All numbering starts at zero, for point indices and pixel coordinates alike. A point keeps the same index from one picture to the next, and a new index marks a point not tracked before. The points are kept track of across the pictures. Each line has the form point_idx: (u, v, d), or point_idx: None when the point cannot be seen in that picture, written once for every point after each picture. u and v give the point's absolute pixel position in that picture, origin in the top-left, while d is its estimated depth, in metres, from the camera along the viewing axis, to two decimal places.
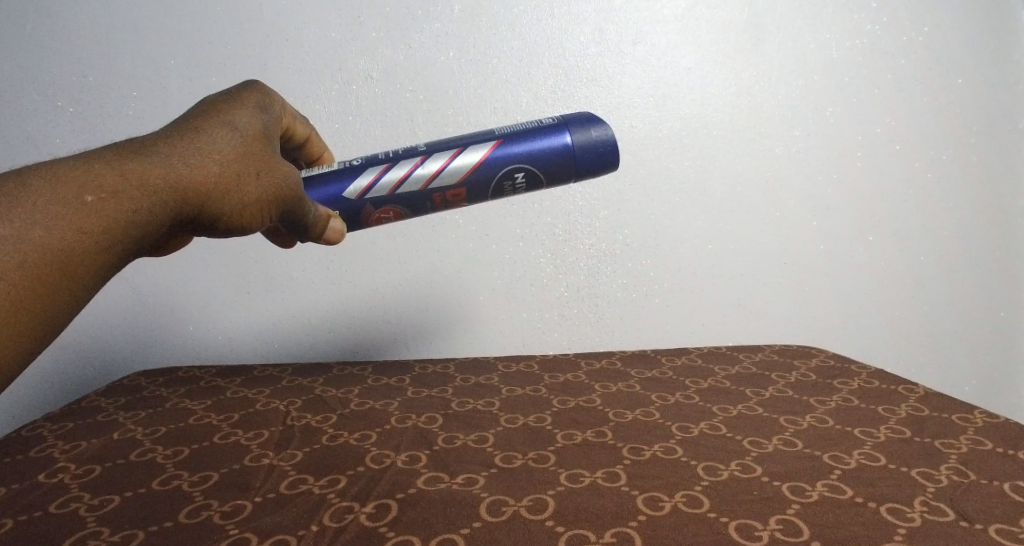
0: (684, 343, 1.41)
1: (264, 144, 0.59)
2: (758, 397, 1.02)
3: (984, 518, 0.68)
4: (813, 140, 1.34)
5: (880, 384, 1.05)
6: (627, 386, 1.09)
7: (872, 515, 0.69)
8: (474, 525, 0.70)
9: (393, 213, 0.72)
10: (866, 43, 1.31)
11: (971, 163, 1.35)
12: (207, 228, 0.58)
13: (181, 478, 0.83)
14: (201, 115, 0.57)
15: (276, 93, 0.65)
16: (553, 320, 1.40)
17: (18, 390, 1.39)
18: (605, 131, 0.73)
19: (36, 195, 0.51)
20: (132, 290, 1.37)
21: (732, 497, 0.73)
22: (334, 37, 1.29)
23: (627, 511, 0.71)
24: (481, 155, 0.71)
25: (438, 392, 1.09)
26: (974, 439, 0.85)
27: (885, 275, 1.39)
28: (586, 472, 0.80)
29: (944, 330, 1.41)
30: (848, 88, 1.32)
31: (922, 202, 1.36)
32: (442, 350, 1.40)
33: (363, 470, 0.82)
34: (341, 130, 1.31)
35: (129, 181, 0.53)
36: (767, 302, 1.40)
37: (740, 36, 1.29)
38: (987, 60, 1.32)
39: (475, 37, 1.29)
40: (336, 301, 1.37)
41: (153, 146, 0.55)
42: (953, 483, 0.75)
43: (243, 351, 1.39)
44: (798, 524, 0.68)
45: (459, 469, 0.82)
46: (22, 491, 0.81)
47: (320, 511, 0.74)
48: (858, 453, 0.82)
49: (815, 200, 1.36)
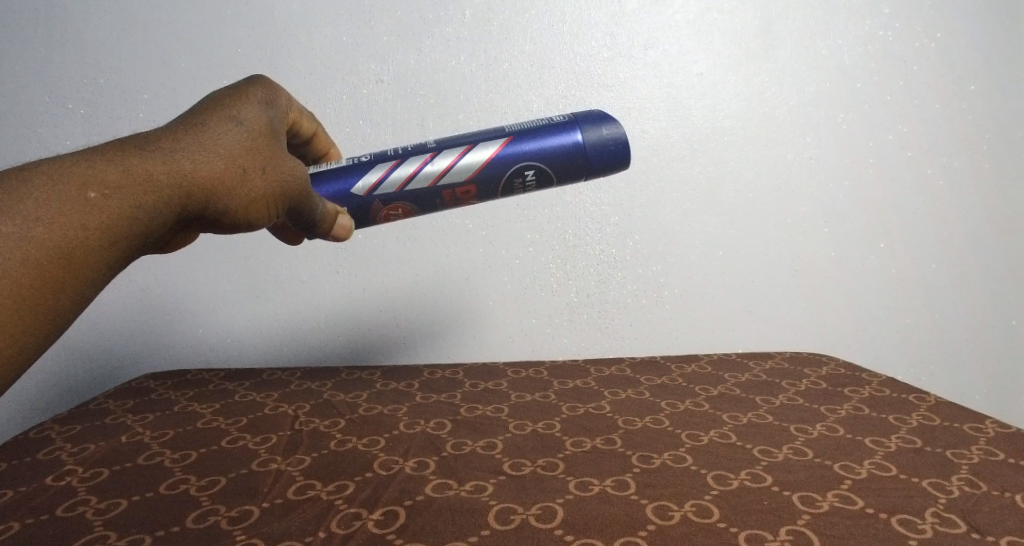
0: (693, 349, 1.41)
1: (270, 138, 0.58)
2: (769, 405, 1.02)
3: (996, 530, 0.68)
4: (826, 148, 1.33)
5: (891, 393, 1.04)
6: (638, 393, 1.09)
7: (884, 526, 0.68)
8: (483, 533, 0.70)
9: (402, 210, 0.72)
10: (878, 49, 1.30)
11: (983, 171, 1.34)
12: (213, 224, 0.57)
13: (189, 482, 0.83)
14: (205, 110, 0.56)
15: (282, 90, 0.63)
16: (563, 327, 1.39)
17: (23, 393, 1.39)
18: (616, 129, 0.72)
19: (35, 191, 0.49)
20: (139, 291, 1.37)
21: (743, 507, 0.72)
22: (345, 41, 1.29)
23: (637, 520, 0.70)
24: (492, 151, 0.70)
25: (446, 398, 1.09)
26: (985, 450, 0.84)
27: (896, 281, 1.38)
28: (596, 480, 0.79)
29: (955, 339, 1.40)
30: (860, 95, 1.31)
31: (932, 209, 1.35)
32: (449, 354, 1.39)
33: (371, 477, 0.82)
34: (353, 133, 1.31)
35: (133, 177, 0.52)
36: (778, 309, 1.39)
37: (752, 41, 1.29)
38: (1000, 67, 1.31)
39: (486, 41, 1.28)
40: (344, 303, 1.37)
41: (157, 141, 0.54)
42: (965, 494, 0.74)
43: (249, 351, 1.39)
44: (809, 536, 0.67)
45: (467, 476, 0.81)
46: (28, 495, 0.81)
47: (328, 518, 0.73)
48: (869, 463, 0.81)
49: (826, 206, 1.35)
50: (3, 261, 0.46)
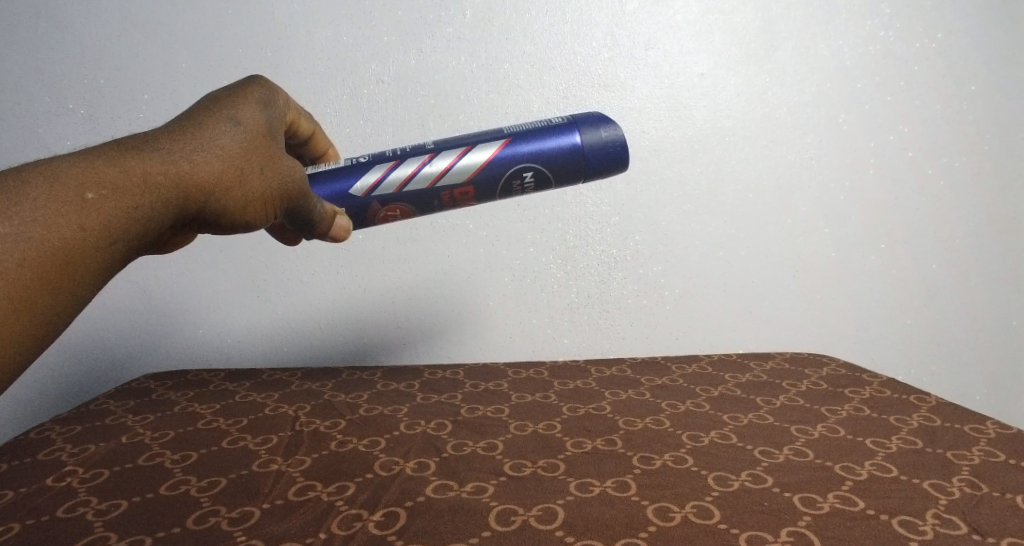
0: (693, 349, 1.41)
1: (268, 139, 0.58)
2: (770, 406, 1.02)
3: (997, 531, 0.67)
4: (826, 148, 1.33)
5: (892, 394, 1.04)
6: (638, 393, 1.09)
7: (885, 528, 0.68)
8: (483, 534, 0.70)
9: (400, 211, 0.72)
10: (879, 49, 1.29)
11: (984, 171, 1.34)
12: (211, 225, 0.57)
13: (189, 483, 0.83)
14: (202, 111, 0.56)
15: (280, 90, 0.63)
16: (564, 327, 1.39)
17: (23, 393, 1.39)
18: (615, 131, 0.72)
19: (33, 192, 0.48)
20: (140, 291, 1.37)
21: (743, 508, 0.72)
22: (345, 41, 1.29)
23: (638, 522, 0.70)
24: (491, 153, 0.70)
25: (446, 398, 1.09)
26: (986, 451, 0.84)
27: (897, 282, 1.38)
28: (596, 481, 0.79)
29: (956, 339, 1.40)
30: (861, 95, 1.31)
31: (932, 209, 1.35)
32: (449, 354, 1.39)
33: (371, 478, 0.82)
34: (353, 133, 1.31)
35: (132, 177, 0.52)
36: (778, 309, 1.39)
37: (752, 41, 1.29)
38: (1000, 67, 1.31)
39: (486, 42, 1.28)
40: (343, 303, 1.37)
41: (155, 142, 0.53)
42: (966, 496, 0.74)
43: (249, 352, 1.39)
44: (810, 537, 0.67)
45: (468, 477, 0.81)
46: (28, 496, 0.81)
47: (329, 519, 0.73)
48: (870, 465, 0.81)
49: (827, 207, 1.35)
50: (2, 263, 0.46)
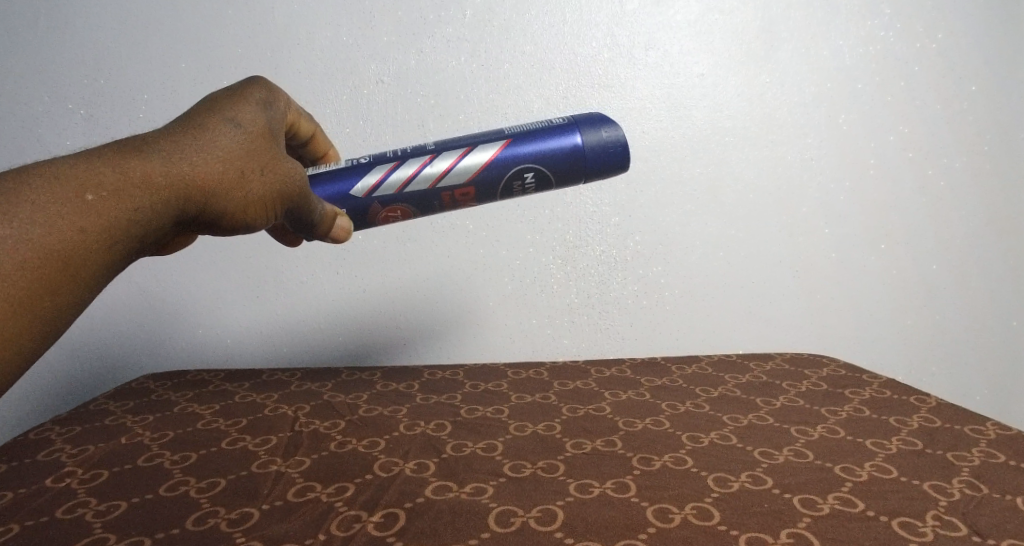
0: (693, 350, 1.41)
1: (268, 140, 0.58)
2: (770, 407, 1.02)
3: (997, 533, 0.67)
4: (826, 148, 1.33)
5: (892, 395, 1.04)
6: (638, 394, 1.09)
7: (885, 529, 0.68)
8: (483, 535, 0.69)
9: (400, 212, 0.72)
10: (879, 49, 1.29)
11: (985, 171, 1.34)
12: (211, 226, 0.57)
13: (189, 484, 0.83)
14: (203, 112, 0.56)
15: (280, 91, 0.63)
16: (563, 327, 1.39)
17: (23, 393, 1.39)
18: (615, 132, 0.72)
19: (33, 193, 0.48)
20: (140, 292, 1.37)
21: (743, 509, 0.72)
22: (345, 41, 1.29)
23: (637, 523, 0.70)
24: (491, 154, 0.70)
25: (446, 399, 1.09)
26: (986, 452, 0.84)
27: (897, 282, 1.38)
28: (596, 482, 0.79)
29: (956, 339, 1.40)
30: (861, 95, 1.31)
31: (933, 209, 1.35)
32: (449, 354, 1.39)
33: (371, 479, 0.82)
34: (353, 134, 1.31)
35: (132, 178, 0.51)
36: (778, 309, 1.39)
37: (752, 41, 1.28)
38: (1001, 67, 1.30)
39: (486, 42, 1.28)
40: (343, 303, 1.37)
41: (156, 143, 0.53)
42: (966, 497, 0.74)
43: (249, 352, 1.39)
44: (810, 539, 0.67)
45: (467, 478, 0.81)
46: (28, 496, 0.81)
47: (328, 520, 0.73)
48: (870, 466, 0.81)
49: (827, 207, 1.35)
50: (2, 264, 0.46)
